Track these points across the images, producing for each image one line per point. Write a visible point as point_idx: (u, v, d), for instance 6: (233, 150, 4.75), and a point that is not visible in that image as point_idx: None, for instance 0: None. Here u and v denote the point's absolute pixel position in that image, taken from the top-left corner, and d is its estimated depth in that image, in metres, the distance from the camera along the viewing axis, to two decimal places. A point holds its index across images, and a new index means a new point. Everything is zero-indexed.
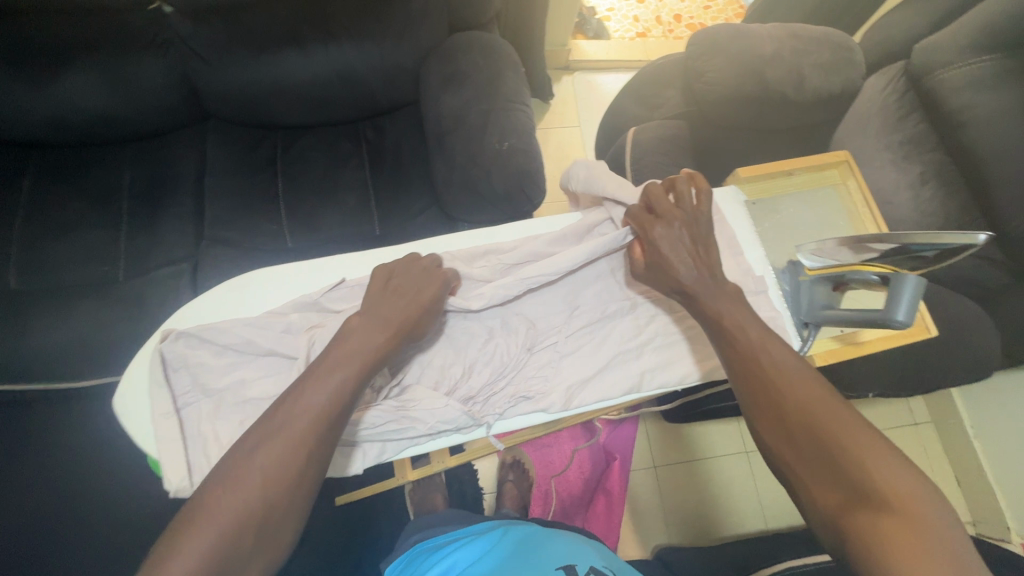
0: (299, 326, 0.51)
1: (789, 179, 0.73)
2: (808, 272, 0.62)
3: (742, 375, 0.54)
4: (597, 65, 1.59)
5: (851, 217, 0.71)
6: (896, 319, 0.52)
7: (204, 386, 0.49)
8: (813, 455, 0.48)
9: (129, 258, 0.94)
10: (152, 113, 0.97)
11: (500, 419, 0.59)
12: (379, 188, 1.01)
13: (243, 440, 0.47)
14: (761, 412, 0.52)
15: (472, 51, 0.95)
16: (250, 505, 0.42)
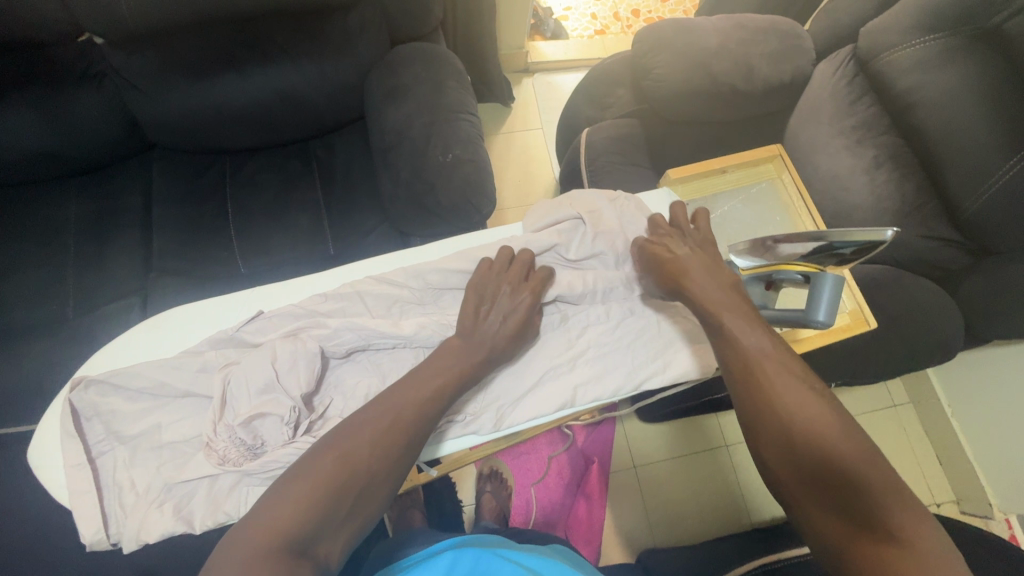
0: (215, 364, 0.51)
1: (722, 177, 0.77)
2: (741, 273, 0.63)
3: (725, 356, 0.51)
4: (556, 65, 1.57)
5: (781, 209, 0.78)
6: (816, 319, 0.55)
7: (118, 434, 0.50)
8: (789, 440, 0.45)
9: (77, 295, 0.92)
10: (93, 146, 0.95)
11: (430, 445, 0.57)
12: (331, 206, 1.00)
13: (161, 485, 0.48)
14: (742, 395, 0.49)
15: (413, 64, 0.95)
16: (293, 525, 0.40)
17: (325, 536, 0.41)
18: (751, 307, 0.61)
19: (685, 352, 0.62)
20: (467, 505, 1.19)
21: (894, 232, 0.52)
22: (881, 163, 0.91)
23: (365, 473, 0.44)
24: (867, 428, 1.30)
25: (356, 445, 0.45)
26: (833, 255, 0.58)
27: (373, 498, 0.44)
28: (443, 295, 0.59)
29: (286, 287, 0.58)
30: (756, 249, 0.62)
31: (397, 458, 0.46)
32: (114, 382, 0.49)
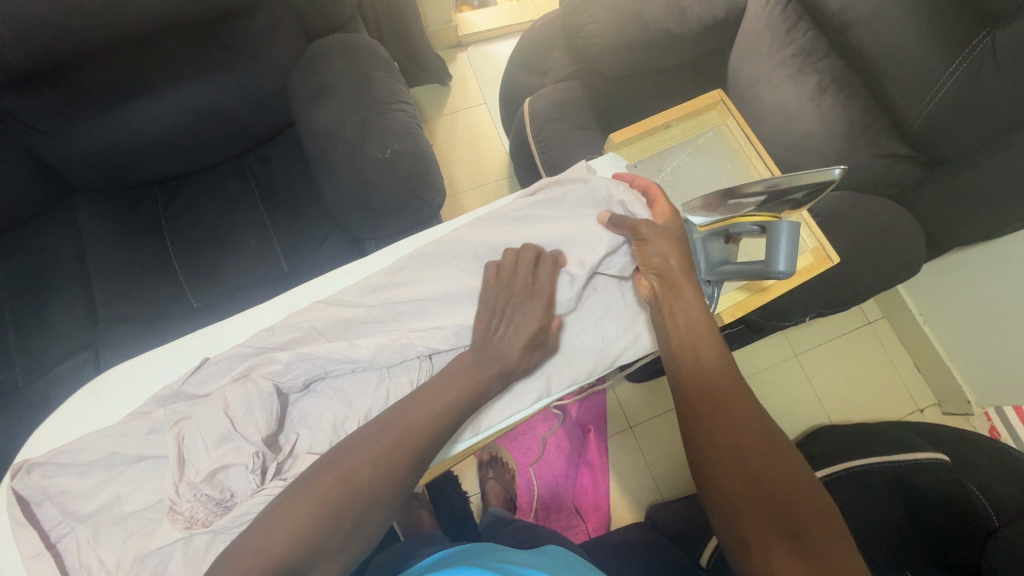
0: (166, 422, 0.50)
1: (669, 131, 0.76)
2: (699, 230, 0.63)
3: (707, 419, 0.51)
4: (488, 35, 1.51)
5: (737, 152, 0.76)
6: (778, 270, 0.54)
7: (75, 513, 0.47)
8: (781, 533, 0.43)
9: (22, 361, 0.86)
10: (4, 201, 0.89)
11: None
12: (276, 222, 0.95)
13: (133, 558, 0.46)
14: (742, 498, 0.46)
15: (335, 57, 0.90)
16: (276, 551, 0.41)
17: (323, 555, 0.43)
18: (713, 264, 0.60)
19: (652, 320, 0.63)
20: (473, 495, 1.19)
21: (841, 169, 0.54)
22: (825, 89, 0.90)
23: (361, 496, 0.45)
24: (846, 349, 1.33)
25: (357, 472, 0.46)
26: (785, 203, 0.59)
27: (371, 518, 0.46)
28: (400, 304, 0.57)
29: (232, 327, 0.56)
30: (709, 206, 0.62)
31: (395, 472, 0.47)
32: (59, 460, 0.47)
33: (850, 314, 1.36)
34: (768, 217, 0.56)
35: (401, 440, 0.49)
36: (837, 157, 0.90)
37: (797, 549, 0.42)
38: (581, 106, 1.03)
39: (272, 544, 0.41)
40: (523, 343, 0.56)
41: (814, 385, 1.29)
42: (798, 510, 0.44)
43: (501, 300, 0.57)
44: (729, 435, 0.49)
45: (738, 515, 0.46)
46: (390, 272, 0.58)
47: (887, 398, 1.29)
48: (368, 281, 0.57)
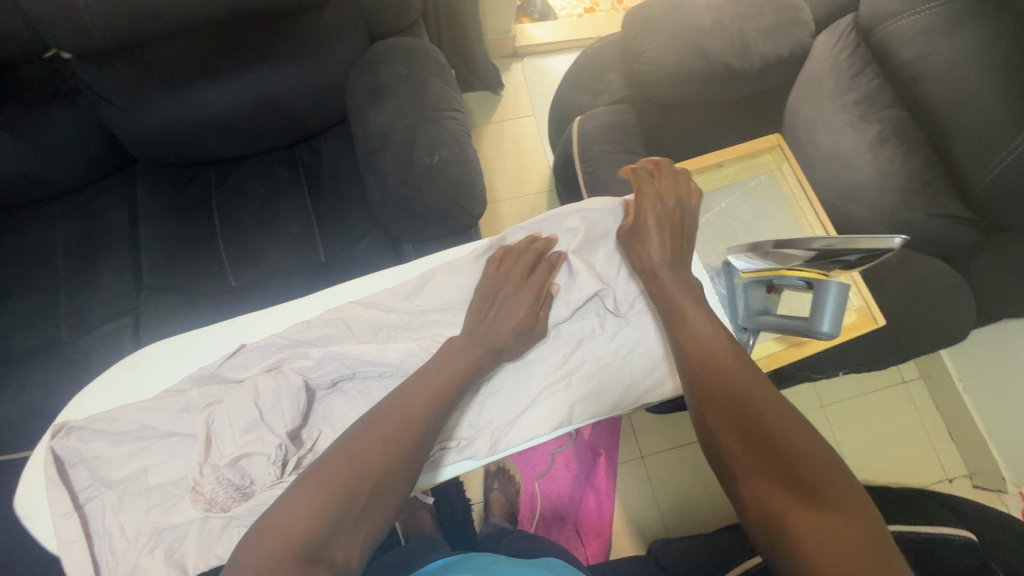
0: (198, 403, 0.52)
1: (720, 170, 0.76)
2: (742, 276, 0.63)
3: (701, 378, 0.53)
4: (546, 48, 1.52)
5: (788, 202, 0.75)
6: (821, 330, 0.54)
7: (103, 479, 0.50)
8: (773, 470, 0.45)
9: (71, 318, 0.91)
10: (73, 167, 0.94)
11: (423, 474, 0.57)
12: (320, 213, 0.98)
13: (150, 530, 0.48)
14: (742, 447, 0.47)
15: (395, 59, 0.93)
16: (297, 531, 0.42)
17: (339, 537, 0.43)
18: (753, 312, 0.60)
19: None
20: (476, 503, 1.20)
21: (902, 239, 0.49)
22: (886, 139, 0.87)
23: (372, 473, 0.47)
24: (877, 406, 1.28)
25: (367, 452, 0.48)
26: (834, 262, 0.55)
27: (388, 493, 0.47)
28: (429, 313, 0.59)
29: (269, 316, 0.58)
30: (755, 254, 0.62)
31: (404, 450, 0.49)
32: (96, 427, 0.50)
33: (885, 371, 1.31)
34: (816, 274, 0.55)
35: (401, 423, 0.50)
36: (890, 211, 0.87)
37: (788, 480, 0.45)
38: (630, 129, 1.03)
39: (282, 528, 0.42)
40: (513, 324, 0.58)
41: (838, 440, 1.25)
42: (789, 445, 0.46)
43: (490, 286, 0.59)
44: (724, 389, 0.51)
45: (733, 457, 0.48)
46: (425, 281, 0.59)
47: (914, 464, 1.23)
48: (403, 287, 0.59)
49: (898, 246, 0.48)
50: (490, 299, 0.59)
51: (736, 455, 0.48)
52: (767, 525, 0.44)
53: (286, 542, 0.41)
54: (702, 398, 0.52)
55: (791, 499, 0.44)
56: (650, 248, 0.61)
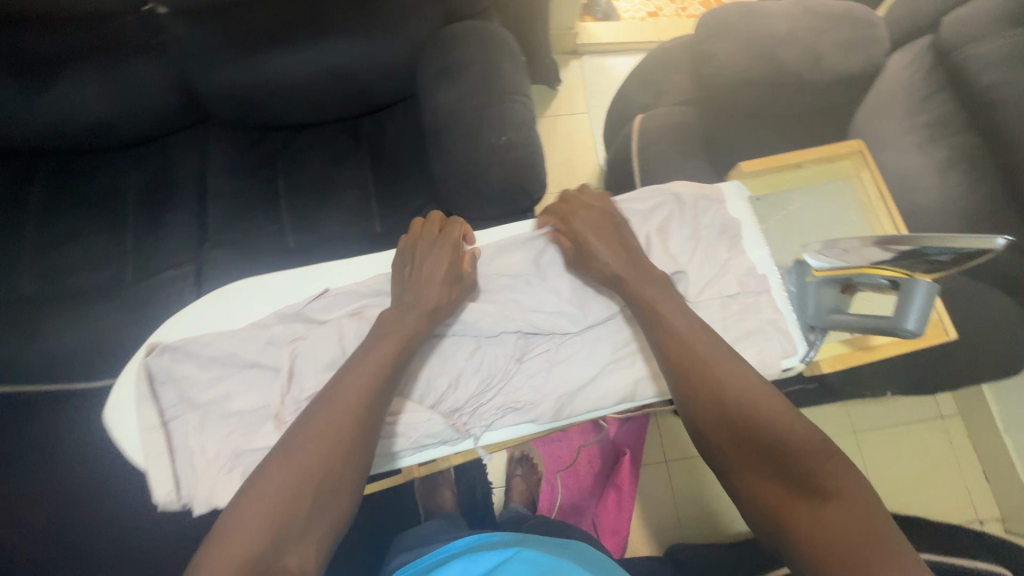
0: (283, 338, 0.57)
1: (799, 171, 0.74)
2: (814, 274, 0.61)
3: (689, 387, 0.53)
4: (606, 47, 1.53)
5: (863, 209, 0.74)
6: (905, 327, 0.53)
7: (190, 400, 0.54)
8: (766, 466, 0.48)
9: (136, 261, 0.95)
10: (150, 118, 0.97)
11: (487, 431, 0.59)
12: (380, 184, 1.00)
13: (230, 451, 0.53)
14: (734, 448, 0.50)
15: (469, 42, 0.94)
16: (247, 549, 0.44)
17: (290, 546, 0.46)
18: (826, 310, 0.59)
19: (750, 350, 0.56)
20: (496, 487, 1.20)
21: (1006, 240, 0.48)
22: (955, 163, 0.87)
23: (312, 484, 0.48)
24: (910, 437, 1.26)
25: (303, 461, 0.49)
26: (924, 263, 0.54)
27: (332, 500, 0.49)
28: (502, 276, 0.63)
29: (351, 266, 0.62)
30: (833, 251, 0.60)
31: (341, 456, 0.50)
32: (190, 349, 0.54)
33: (921, 403, 1.29)
34: (901, 272, 0.54)
35: (337, 428, 0.51)
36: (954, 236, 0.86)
37: (781, 473, 0.47)
38: (690, 131, 1.03)
39: (241, 548, 0.45)
40: (439, 280, 0.58)
41: (868, 467, 1.23)
42: (779, 444, 0.48)
43: (413, 249, 0.61)
44: (711, 397, 0.52)
45: (726, 457, 0.51)
46: (500, 249, 0.64)
47: (943, 500, 1.21)
48: (482, 252, 0.63)
49: (1002, 245, 0.47)
50: (429, 301, 0.57)
51: (728, 456, 0.51)
52: (763, 515, 0.48)
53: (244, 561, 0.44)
54: (690, 406, 0.53)
55: (786, 492, 0.47)
56: (603, 258, 0.59)
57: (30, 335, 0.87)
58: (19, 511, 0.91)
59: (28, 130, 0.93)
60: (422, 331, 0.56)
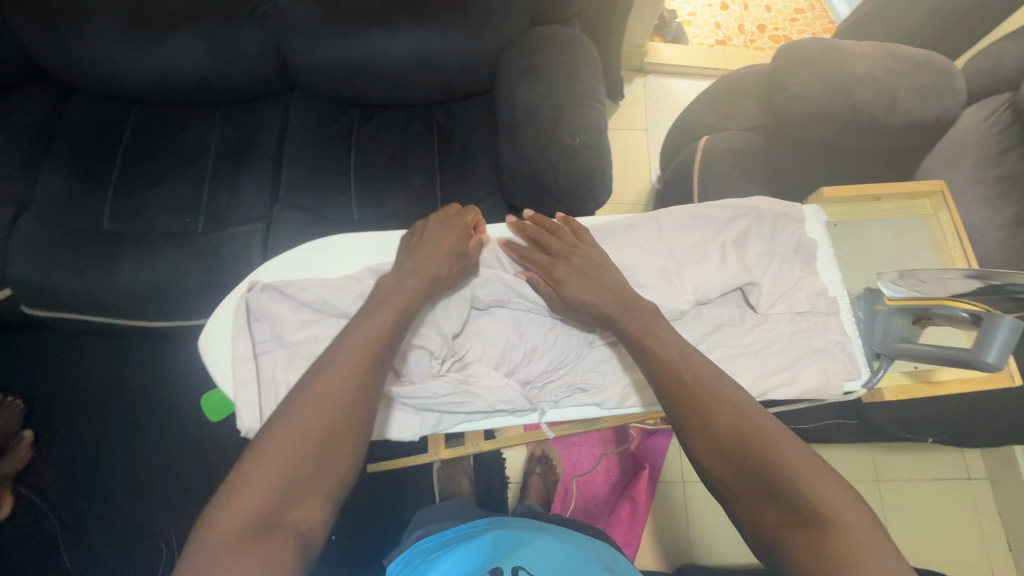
0: (374, 294, 0.62)
1: (876, 204, 0.74)
2: (886, 303, 0.62)
3: (679, 407, 0.51)
4: (672, 69, 1.56)
5: (939, 251, 0.72)
6: (985, 361, 0.53)
7: (280, 337, 0.60)
8: (759, 491, 0.45)
9: (211, 214, 1.00)
10: (242, 81, 1.02)
11: (553, 408, 0.62)
12: (446, 171, 1.03)
13: None
14: (726, 471, 0.47)
15: (552, 45, 0.98)
16: (248, 521, 0.45)
17: (287, 516, 0.46)
18: (894, 337, 0.59)
19: (814, 368, 0.55)
20: (513, 482, 1.22)
21: None
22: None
23: (304, 454, 0.48)
24: (936, 494, 1.23)
25: (293, 431, 0.49)
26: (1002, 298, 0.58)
27: (326, 468, 0.49)
28: None
29: None
30: (908, 281, 0.61)
31: (331, 425, 0.50)
32: (287, 290, 0.60)
33: (951, 461, 1.27)
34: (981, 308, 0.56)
35: (324, 397, 0.51)
36: None
37: (776, 499, 0.44)
38: (753, 158, 1.04)
39: (248, 504, 0.45)
40: (446, 249, 0.62)
41: (889, 518, 1.21)
42: (772, 467, 0.46)
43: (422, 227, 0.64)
44: (700, 419, 0.50)
45: (719, 481, 0.48)
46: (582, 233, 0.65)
47: (964, 563, 1.18)
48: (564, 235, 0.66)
49: None
50: (433, 273, 0.60)
51: (723, 480, 0.48)
52: (760, 541, 0.45)
53: (250, 519, 0.45)
54: (682, 427, 0.51)
55: (783, 519, 0.44)
56: (580, 298, 0.58)
57: (110, 269, 0.94)
58: (138, 418, 1.14)
59: (131, 79, 0.99)
60: (421, 297, 0.59)
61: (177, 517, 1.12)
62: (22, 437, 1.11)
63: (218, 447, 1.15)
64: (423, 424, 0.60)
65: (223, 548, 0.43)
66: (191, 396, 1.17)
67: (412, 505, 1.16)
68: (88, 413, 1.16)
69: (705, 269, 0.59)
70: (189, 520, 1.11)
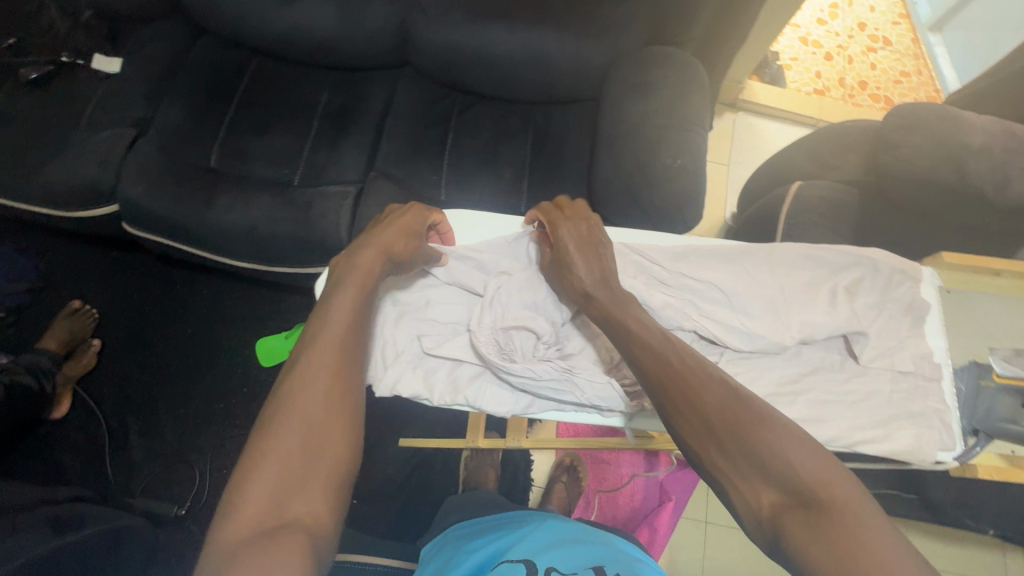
0: (491, 269, 0.68)
1: (995, 279, 0.68)
2: (995, 379, 0.61)
3: (671, 397, 0.52)
4: (765, 110, 1.54)
5: None
6: None
7: (396, 296, 0.68)
8: (756, 474, 0.48)
9: (308, 169, 1.04)
10: (360, 51, 1.06)
11: (640, 416, 0.64)
12: (536, 169, 1.05)
13: (414, 351, 0.66)
14: (722, 458, 0.49)
15: (667, 65, 0.98)
16: (262, 515, 0.48)
17: (299, 498, 0.50)
18: (998, 416, 0.59)
19: (911, 431, 0.53)
20: (536, 486, 1.22)
21: None
22: None
23: (308, 435, 0.52)
24: None
25: (294, 418, 0.53)
26: None
27: (329, 444, 0.53)
28: (687, 277, 0.61)
29: None
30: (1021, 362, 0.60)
31: (326, 409, 0.54)
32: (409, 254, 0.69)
33: None
34: None
35: (320, 379, 0.55)
36: None
37: (771, 479, 0.47)
38: (845, 212, 1.03)
39: (247, 515, 0.48)
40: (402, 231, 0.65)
41: None
42: (765, 451, 0.48)
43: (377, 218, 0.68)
44: (693, 408, 0.51)
45: (716, 469, 0.49)
46: (693, 247, 0.62)
47: None
48: (672, 248, 0.63)
49: None
50: (388, 247, 0.63)
51: (719, 469, 0.49)
52: (759, 522, 0.47)
53: (265, 507, 0.48)
54: (677, 418, 0.52)
55: (781, 501, 0.46)
56: (578, 271, 0.61)
57: (207, 203, 0.98)
58: (200, 350, 1.21)
59: (259, 30, 1.04)
60: (376, 273, 0.62)
61: (213, 451, 1.16)
62: (90, 343, 1.18)
63: (264, 392, 1.19)
64: (516, 405, 0.64)
65: (235, 552, 0.46)
66: (249, 338, 1.22)
67: (435, 486, 1.18)
68: (152, 335, 1.22)
69: (818, 310, 0.57)
70: (226, 454, 1.16)
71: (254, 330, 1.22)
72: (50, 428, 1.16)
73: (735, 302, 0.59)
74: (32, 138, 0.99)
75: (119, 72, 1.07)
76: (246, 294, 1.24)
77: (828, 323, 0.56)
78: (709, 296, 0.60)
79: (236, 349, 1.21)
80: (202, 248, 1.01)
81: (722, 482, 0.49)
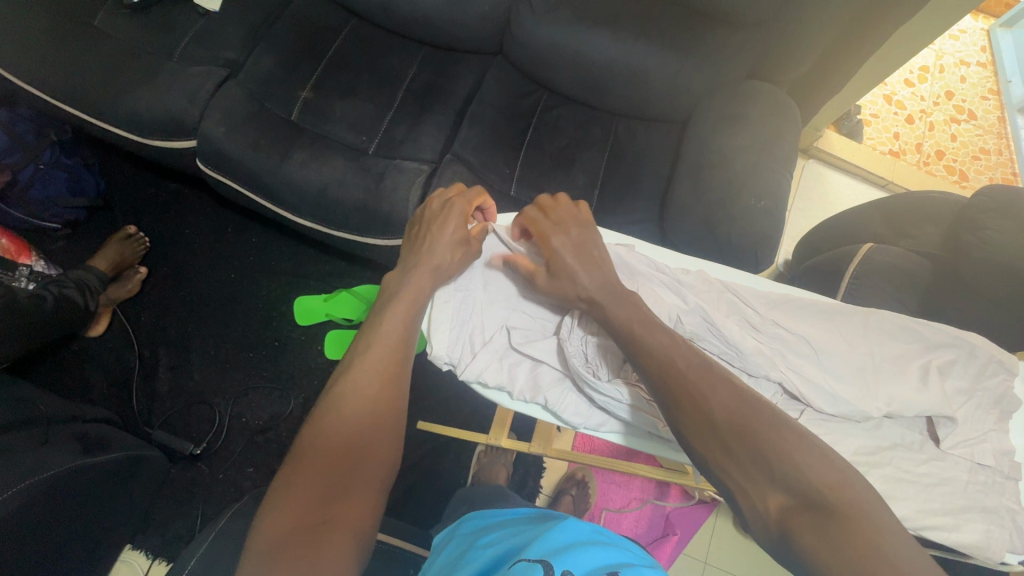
0: None
1: None
2: None
3: (677, 396, 0.53)
4: (837, 162, 1.51)
5: None
6: None
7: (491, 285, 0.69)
8: (763, 474, 0.48)
9: (385, 140, 1.04)
10: (457, 33, 1.05)
11: None
12: (610, 181, 1.04)
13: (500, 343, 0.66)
14: (726, 458, 0.49)
15: (765, 102, 0.97)
16: (302, 516, 0.49)
17: (341, 501, 0.50)
18: None
19: (978, 527, 0.55)
20: (543, 494, 1.21)
21: None
22: None
23: (355, 440, 0.53)
24: None
25: (343, 420, 0.53)
26: None
27: (374, 449, 0.53)
28: (778, 327, 0.62)
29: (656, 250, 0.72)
30: None
31: (374, 417, 0.54)
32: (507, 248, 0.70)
33: None
34: None
35: (371, 384, 0.55)
36: None
37: (778, 480, 0.47)
38: (915, 282, 1.00)
39: (290, 514, 0.49)
40: (448, 239, 0.66)
41: None
42: (770, 451, 0.48)
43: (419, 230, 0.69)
44: (698, 407, 0.52)
45: (721, 469, 0.49)
46: (789, 298, 0.63)
47: None
48: (770, 295, 0.64)
49: None
50: (436, 262, 0.64)
51: (725, 471, 0.49)
52: (767, 526, 0.46)
53: (309, 506, 0.49)
54: (683, 420, 0.52)
55: (789, 503, 0.46)
56: (578, 280, 0.62)
57: (281, 156, 0.98)
58: (241, 296, 1.22)
59: None
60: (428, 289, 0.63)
61: (236, 398, 1.17)
62: (137, 270, 1.20)
63: (296, 350, 1.19)
64: (591, 420, 0.64)
65: (276, 550, 0.47)
66: (290, 293, 1.22)
67: (445, 474, 1.18)
68: (196, 273, 1.23)
69: (904, 386, 0.58)
70: (248, 403, 1.16)
71: (297, 286, 1.23)
72: (82, 344, 1.17)
73: (823, 360, 0.60)
74: (125, 60, 1.00)
75: (220, 12, 1.08)
76: (295, 250, 1.25)
77: (913, 401, 0.57)
78: (799, 349, 0.60)
79: (276, 302, 1.22)
80: (267, 198, 1.01)
81: (727, 485, 0.49)
